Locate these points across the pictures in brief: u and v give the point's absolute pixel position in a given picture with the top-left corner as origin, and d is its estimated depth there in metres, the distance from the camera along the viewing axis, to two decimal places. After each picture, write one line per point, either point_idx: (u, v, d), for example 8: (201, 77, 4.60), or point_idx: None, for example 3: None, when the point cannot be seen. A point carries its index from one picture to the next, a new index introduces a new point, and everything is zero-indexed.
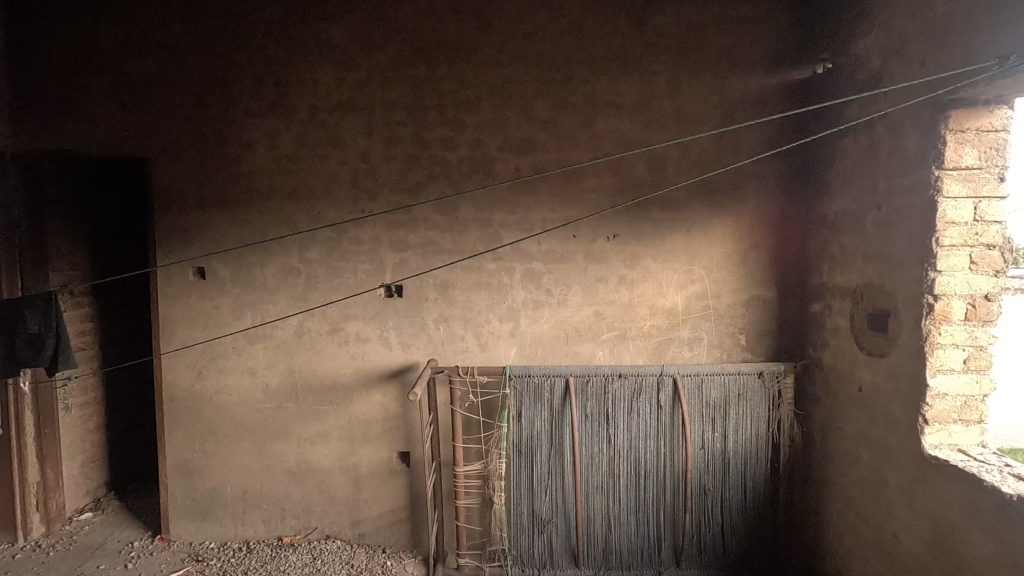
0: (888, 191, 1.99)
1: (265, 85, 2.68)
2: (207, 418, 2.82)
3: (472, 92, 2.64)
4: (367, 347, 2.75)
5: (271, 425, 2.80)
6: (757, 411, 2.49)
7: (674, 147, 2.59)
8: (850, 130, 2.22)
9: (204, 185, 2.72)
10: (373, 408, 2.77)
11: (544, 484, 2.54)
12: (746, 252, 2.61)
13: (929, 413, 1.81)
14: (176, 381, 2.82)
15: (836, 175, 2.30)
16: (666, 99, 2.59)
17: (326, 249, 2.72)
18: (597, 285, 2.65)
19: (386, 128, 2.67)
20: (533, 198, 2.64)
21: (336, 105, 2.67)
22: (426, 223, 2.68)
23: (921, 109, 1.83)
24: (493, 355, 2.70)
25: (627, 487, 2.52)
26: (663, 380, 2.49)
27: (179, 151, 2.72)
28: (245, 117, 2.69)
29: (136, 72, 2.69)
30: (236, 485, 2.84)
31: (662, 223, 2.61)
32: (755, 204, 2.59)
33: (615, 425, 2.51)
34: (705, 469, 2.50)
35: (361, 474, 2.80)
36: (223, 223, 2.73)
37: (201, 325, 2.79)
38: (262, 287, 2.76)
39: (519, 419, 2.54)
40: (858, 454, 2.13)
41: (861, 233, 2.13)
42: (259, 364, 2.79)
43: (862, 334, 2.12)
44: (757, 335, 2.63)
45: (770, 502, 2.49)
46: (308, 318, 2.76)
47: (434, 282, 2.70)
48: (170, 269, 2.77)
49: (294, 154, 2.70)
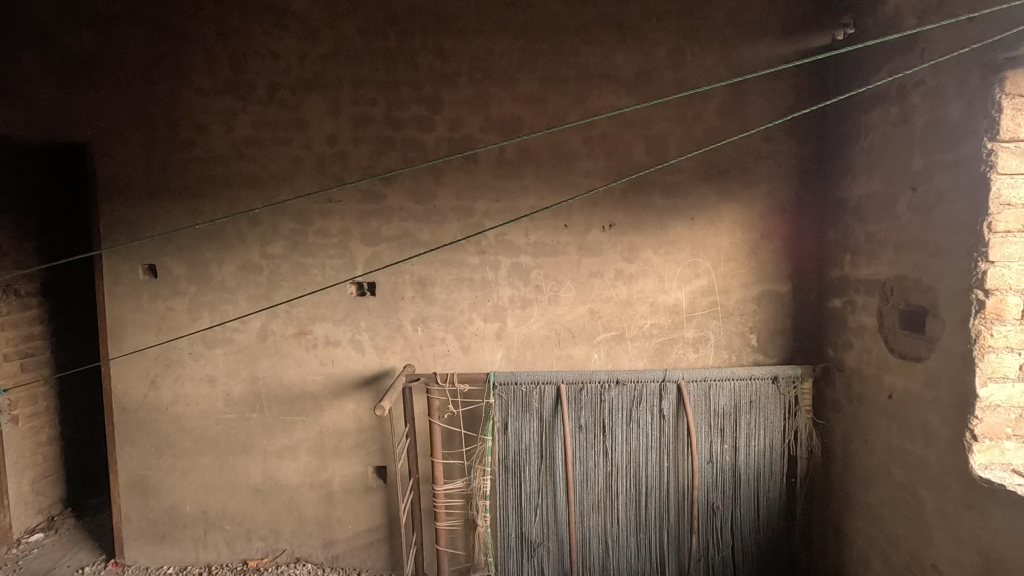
0: (926, 169, 1.73)
1: (219, 60, 2.39)
2: (163, 431, 2.55)
3: (450, 66, 2.36)
4: (337, 351, 2.48)
5: (234, 439, 2.54)
6: (771, 420, 2.24)
7: (677, 125, 2.32)
8: (876, 102, 1.96)
9: (153, 172, 2.45)
10: (345, 419, 2.51)
11: (534, 503, 2.28)
12: (758, 241, 2.34)
13: (978, 428, 1.55)
14: (127, 391, 2.55)
15: (861, 154, 2.04)
16: (667, 72, 2.31)
17: (291, 243, 2.45)
18: (591, 281, 2.38)
19: (355, 107, 2.39)
20: (519, 183, 2.37)
21: (298, 81, 2.39)
22: (401, 213, 2.41)
23: (969, 73, 1.56)
24: (477, 359, 2.44)
25: (627, 505, 2.27)
26: (666, 386, 2.23)
27: (125, 135, 2.44)
28: (197, 96, 2.41)
29: (74, 47, 2.41)
30: (196, 505, 2.57)
31: (663, 210, 2.34)
32: (767, 188, 2.32)
33: (613, 437, 2.25)
34: (713, 485, 2.24)
35: (334, 491, 2.54)
36: (176, 215, 2.46)
37: (153, 328, 2.52)
38: (220, 286, 2.49)
39: (505, 432, 2.27)
40: (888, 471, 1.87)
41: (892, 219, 1.87)
42: (219, 371, 2.52)
43: (893, 334, 1.87)
44: (770, 335, 2.37)
45: (786, 520, 2.25)
46: (272, 320, 2.49)
47: (411, 279, 2.43)
48: (119, 267, 2.49)
49: (254, 137, 2.42)
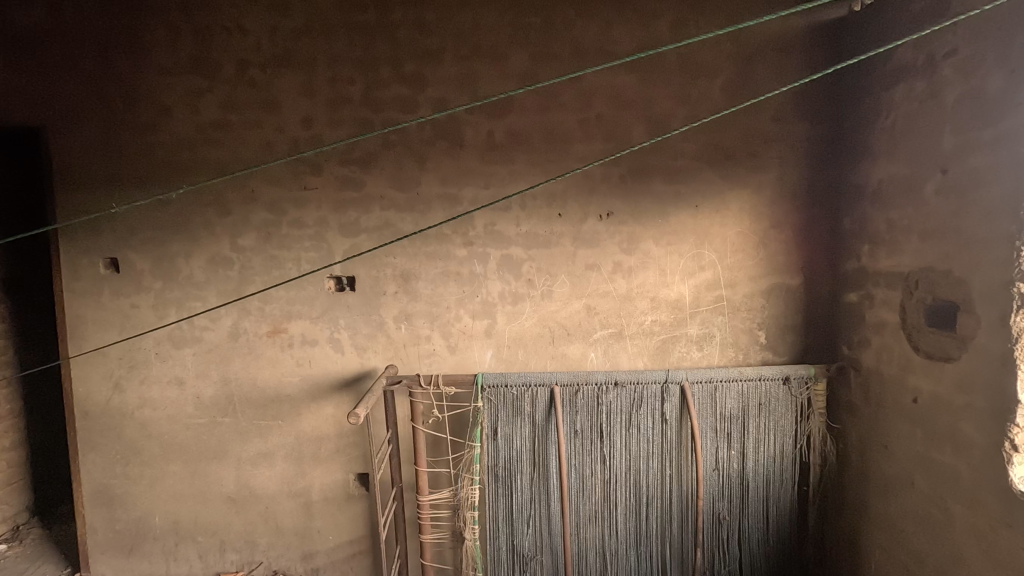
0: (957, 149, 1.56)
1: (182, 35, 2.20)
2: (128, 438, 2.38)
3: (433, 41, 2.17)
4: (314, 351, 2.31)
5: (206, 445, 2.37)
6: (782, 423, 2.08)
7: (680, 105, 2.14)
8: (899, 77, 1.78)
9: (113, 158, 2.26)
10: (324, 423, 2.34)
11: (526, 514, 2.11)
12: (767, 231, 2.17)
13: (1019, 437, 1.39)
14: (90, 395, 2.37)
15: (881, 135, 1.87)
16: (669, 46, 2.12)
17: (263, 234, 2.27)
18: (588, 275, 2.21)
19: (331, 86, 2.20)
20: (509, 169, 2.20)
21: (269, 59, 2.20)
22: (382, 202, 2.23)
23: (1013, 39, 1.39)
24: (465, 359, 2.27)
25: (626, 516, 2.11)
26: (669, 388, 2.06)
27: (82, 118, 2.24)
28: (159, 75, 2.22)
29: (24, 22, 2.20)
30: (166, 516, 2.41)
31: (665, 197, 2.16)
32: (777, 174, 2.14)
33: (611, 442, 2.09)
34: (720, 495, 2.08)
35: (313, 500, 2.38)
36: (138, 205, 2.27)
37: (117, 327, 2.34)
38: (188, 282, 2.31)
39: (495, 438, 2.10)
40: (911, 480, 1.72)
41: (918, 205, 1.70)
42: (188, 373, 2.35)
43: (918, 331, 1.71)
44: (779, 332, 2.20)
45: (797, 531, 2.10)
46: (244, 318, 2.31)
47: (394, 273, 2.25)
48: (78, 261, 2.30)
49: (221, 120, 2.23)
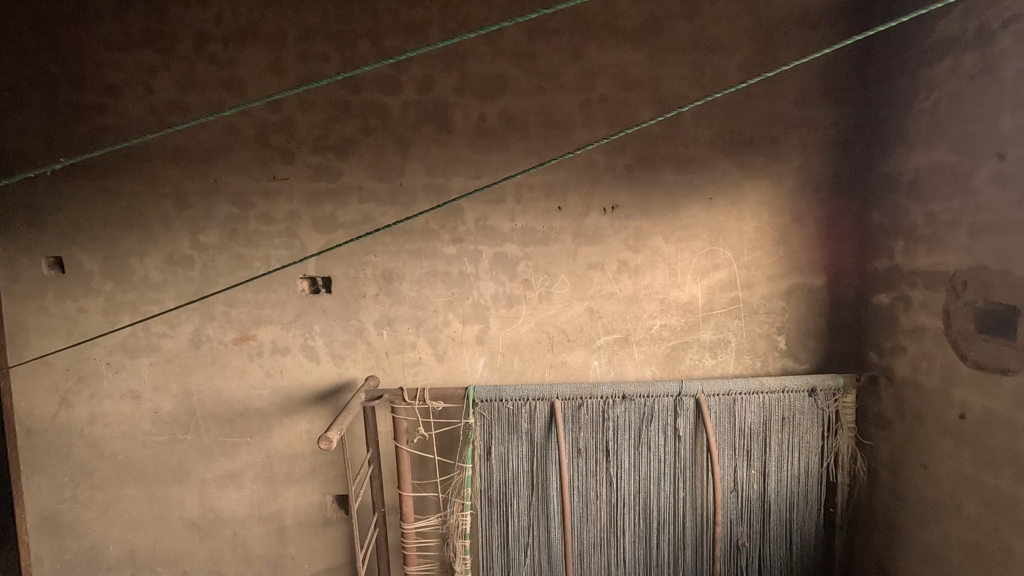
0: (1017, 131, 1.37)
1: (133, 5, 1.94)
2: (79, 457, 2.13)
3: (417, 12, 1.93)
4: (285, 360, 2.07)
5: (165, 465, 2.12)
6: (807, 440, 1.88)
7: (693, 86, 1.93)
8: (944, 51, 1.58)
9: (55, 144, 2.00)
10: (298, 440, 2.10)
11: (524, 543, 1.90)
12: (788, 226, 1.96)
13: None
14: (32, 410, 2.11)
15: (919, 119, 1.67)
16: (681, 20, 1.91)
17: (228, 230, 2.02)
18: (590, 274, 2.00)
19: (303, 64, 1.96)
20: (503, 157, 1.97)
21: (232, 31, 1.95)
22: (360, 193, 1.99)
23: None
24: (454, 369, 2.05)
25: (635, 544, 1.90)
26: (683, 402, 1.86)
27: (19, 98, 1.98)
28: (106, 49, 1.96)
29: None
30: (121, 544, 2.16)
31: (676, 188, 1.95)
32: (799, 163, 1.94)
33: (618, 462, 1.88)
34: (739, 520, 1.89)
35: (286, 525, 2.14)
36: (85, 196, 2.01)
37: (63, 334, 2.08)
38: (143, 283, 2.06)
39: (488, 457, 1.89)
40: (959, 506, 1.53)
41: (966, 197, 1.51)
42: (144, 386, 2.10)
43: (966, 338, 1.52)
44: (801, 337, 2.00)
45: (821, 558, 1.91)
46: (207, 324, 2.06)
47: (374, 272, 2.02)
48: (16, 259, 2.04)
49: (179, 101, 1.98)
